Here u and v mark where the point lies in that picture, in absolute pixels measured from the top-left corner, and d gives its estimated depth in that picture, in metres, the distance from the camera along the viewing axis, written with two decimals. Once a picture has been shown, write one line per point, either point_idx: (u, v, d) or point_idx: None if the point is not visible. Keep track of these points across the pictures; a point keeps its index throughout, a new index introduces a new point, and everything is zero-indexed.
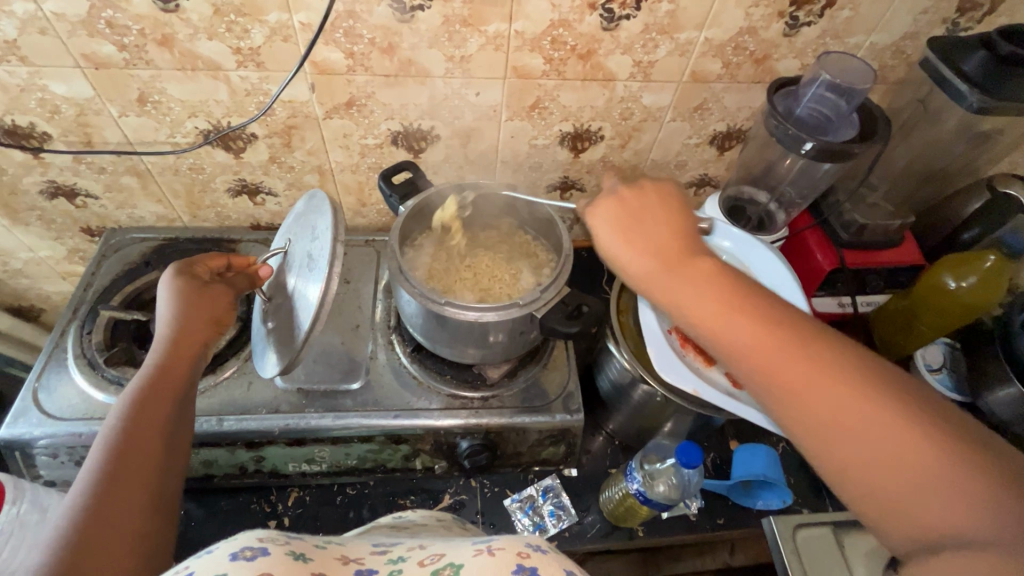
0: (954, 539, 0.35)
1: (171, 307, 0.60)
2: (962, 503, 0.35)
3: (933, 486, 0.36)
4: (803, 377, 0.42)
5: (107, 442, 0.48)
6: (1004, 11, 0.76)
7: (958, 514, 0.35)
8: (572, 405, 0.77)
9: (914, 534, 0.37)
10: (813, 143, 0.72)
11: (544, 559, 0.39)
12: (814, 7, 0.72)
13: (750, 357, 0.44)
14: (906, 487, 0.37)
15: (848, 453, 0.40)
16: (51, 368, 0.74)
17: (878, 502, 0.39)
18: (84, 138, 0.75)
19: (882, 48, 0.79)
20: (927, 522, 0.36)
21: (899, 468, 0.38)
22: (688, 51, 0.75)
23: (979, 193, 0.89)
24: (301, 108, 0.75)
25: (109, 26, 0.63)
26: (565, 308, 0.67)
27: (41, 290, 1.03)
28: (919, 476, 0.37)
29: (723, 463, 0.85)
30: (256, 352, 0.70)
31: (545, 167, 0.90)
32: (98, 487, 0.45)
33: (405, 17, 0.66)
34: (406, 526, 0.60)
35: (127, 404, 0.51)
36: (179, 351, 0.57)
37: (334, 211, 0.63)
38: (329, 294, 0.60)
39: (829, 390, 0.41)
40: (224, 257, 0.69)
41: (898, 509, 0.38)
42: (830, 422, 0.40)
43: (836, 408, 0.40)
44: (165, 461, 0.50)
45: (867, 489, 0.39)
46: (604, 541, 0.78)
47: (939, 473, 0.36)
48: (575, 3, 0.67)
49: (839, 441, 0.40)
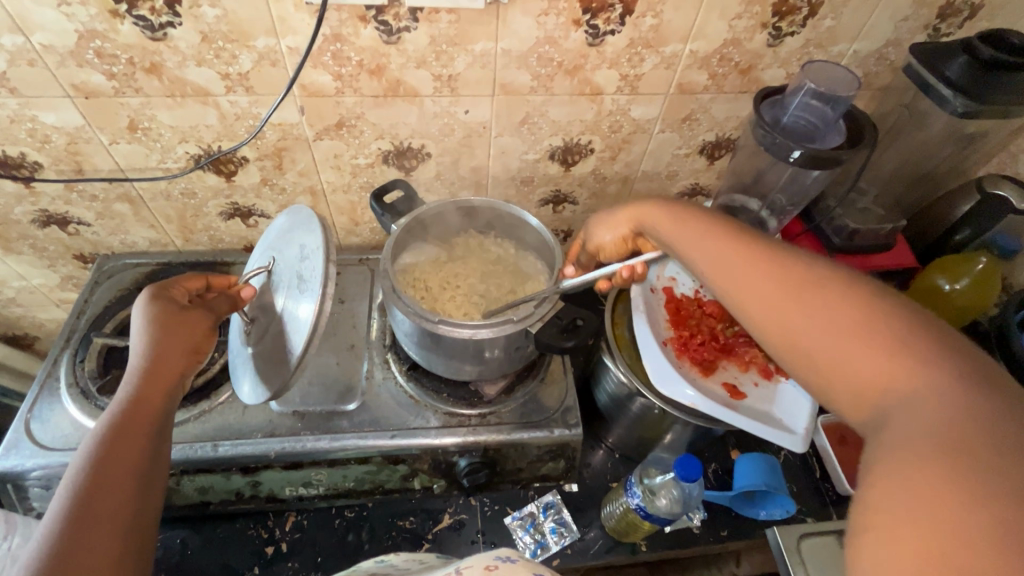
0: (887, 394, 0.39)
1: (146, 337, 0.59)
2: (892, 360, 0.39)
3: (863, 350, 0.41)
4: (756, 276, 0.49)
5: (75, 481, 0.47)
6: (984, 16, 0.77)
7: (888, 369, 0.39)
8: (570, 419, 0.76)
9: (859, 398, 0.41)
10: (801, 151, 0.72)
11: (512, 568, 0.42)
12: (797, 17, 0.73)
13: (729, 266, 0.52)
14: (843, 356, 0.42)
15: (791, 334, 0.45)
16: (44, 398, 0.73)
17: (824, 375, 0.43)
18: (75, 167, 0.75)
19: (865, 55, 0.79)
20: (866, 383, 0.40)
21: (833, 339, 0.42)
22: (673, 64, 0.76)
23: (971, 195, 0.88)
24: (291, 131, 0.75)
25: (97, 56, 0.63)
26: (560, 322, 0.67)
27: (35, 318, 1.02)
28: (855, 343, 0.41)
29: (725, 473, 0.85)
30: (235, 374, 0.70)
31: (536, 181, 0.91)
32: (67, 528, 0.44)
33: (392, 39, 0.67)
34: (384, 573, 0.58)
35: (96, 443, 0.50)
36: (153, 381, 0.57)
37: (325, 229, 0.64)
38: (323, 315, 0.60)
39: (778, 285, 0.47)
40: (202, 278, 0.69)
41: (841, 378, 0.42)
42: (778, 310, 0.47)
43: (783, 295, 0.47)
44: (139, 496, 0.49)
45: (813, 365, 0.44)
46: (607, 557, 0.77)
47: (871, 339, 0.41)
48: (560, 20, 0.68)
49: (785, 323, 0.46)
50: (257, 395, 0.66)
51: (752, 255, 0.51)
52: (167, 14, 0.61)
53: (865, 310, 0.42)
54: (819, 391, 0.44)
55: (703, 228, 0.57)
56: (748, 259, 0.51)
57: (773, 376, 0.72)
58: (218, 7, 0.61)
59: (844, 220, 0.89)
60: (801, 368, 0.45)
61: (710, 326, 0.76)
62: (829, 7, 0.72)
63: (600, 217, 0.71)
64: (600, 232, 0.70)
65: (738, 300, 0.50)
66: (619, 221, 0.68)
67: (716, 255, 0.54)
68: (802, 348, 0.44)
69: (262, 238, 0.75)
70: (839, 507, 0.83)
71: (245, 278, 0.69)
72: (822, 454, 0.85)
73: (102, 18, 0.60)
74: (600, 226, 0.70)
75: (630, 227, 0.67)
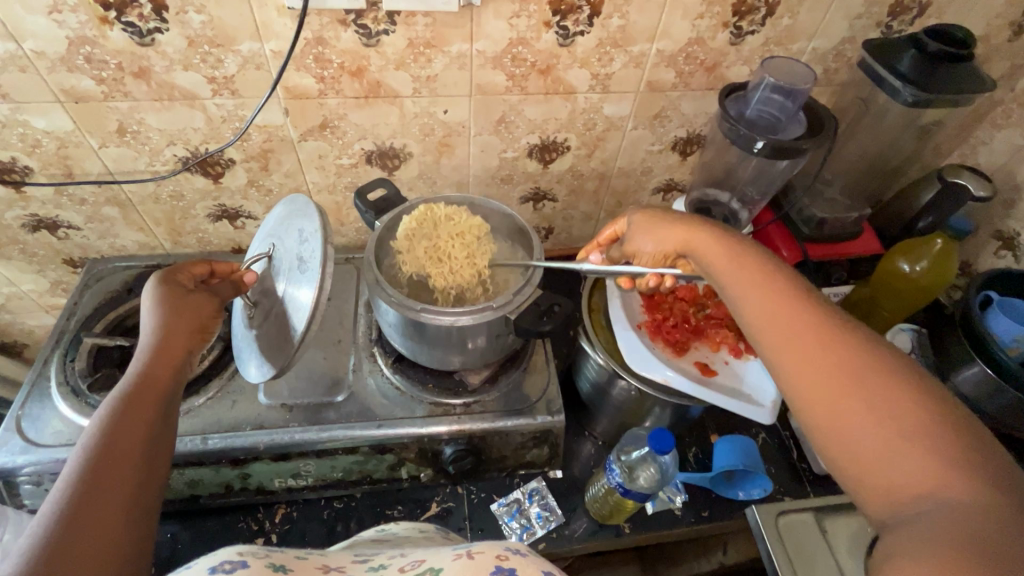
0: (926, 504, 0.36)
1: (156, 316, 0.62)
2: (943, 473, 0.36)
3: (899, 438, 0.38)
4: (809, 340, 0.45)
5: (88, 445, 0.49)
6: (932, 13, 0.82)
7: (936, 480, 0.36)
8: (553, 406, 0.79)
9: (887, 498, 0.38)
10: (764, 141, 0.76)
11: (521, 559, 0.43)
12: (756, 16, 0.77)
13: (768, 310, 0.49)
14: (888, 451, 0.38)
15: (831, 410, 0.42)
16: (35, 397, 0.75)
17: (854, 464, 0.40)
18: (65, 171, 0.77)
19: (823, 52, 0.84)
20: (903, 487, 0.37)
21: (880, 429, 0.39)
22: (642, 62, 0.79)
23: (930, 184, 0.93)
24: (276, 132, 0.78)
25: (87, 61, 0.66)
26: (537, 308, 0.70)
27: (24, 325, 1.03)
28: (905, 442, 0.38)
29: (705, 457, 0.87)
30: (241, 355, 0.72)
31: (516, 179, 0.94)
32: (79, 485, 0.45)
33: (371, 41, 0.70)
34: (385, 540, 0.60)
35: (108, 412, 0.52)
36: (160, 361, 0.58)
37: (321, 215, 0.66)
38: (324, 294, 0.63)
39: (823, 346, 0.44)
40: (206, 263, 0.70)
41: (876, 472, 0.39)
42: (825, 382, 0.43)
43: (826, 356, 0.44)
44: (146, 463, 0.51)
45: (845, 448, 0.40)
46: (591, 540, 0.79)
47: (922, 442, 0.38)
48: (531, 22, 0.72)
49: (827, 398, 0.42)
50: (260, 375, 0.68)
51: (808, 316, 0.46)
52: (155, 20, 0.64)
53: (928, 413, 0.39)
54: (841, 476, 0.41)
55: (763, 274, 0.52)
56: (803, 321, 0.46)
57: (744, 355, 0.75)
58: (204, 13, 0.64)
59: (812, 210, 0.93)
60: (828, 449, 0.42)
61: (683, 310, 0.79)
62: (786, 7, 0.77)
63: (647, 222, 0.64)
64: (641, 240, 0.64)
65: (778, 357, 0.46)
66: (667, 237, 0.61)
67: (768, 306, 0.49)
68: (837, 419, 0.41)
69: (261, 228, 0.77)
70: (816, 486, 0.85)
71: (246, 263, 0.71)
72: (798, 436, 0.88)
73: (92, 24, 0.63)
74: (644, 233, 0.64)
75: (679, 247, 0.60)
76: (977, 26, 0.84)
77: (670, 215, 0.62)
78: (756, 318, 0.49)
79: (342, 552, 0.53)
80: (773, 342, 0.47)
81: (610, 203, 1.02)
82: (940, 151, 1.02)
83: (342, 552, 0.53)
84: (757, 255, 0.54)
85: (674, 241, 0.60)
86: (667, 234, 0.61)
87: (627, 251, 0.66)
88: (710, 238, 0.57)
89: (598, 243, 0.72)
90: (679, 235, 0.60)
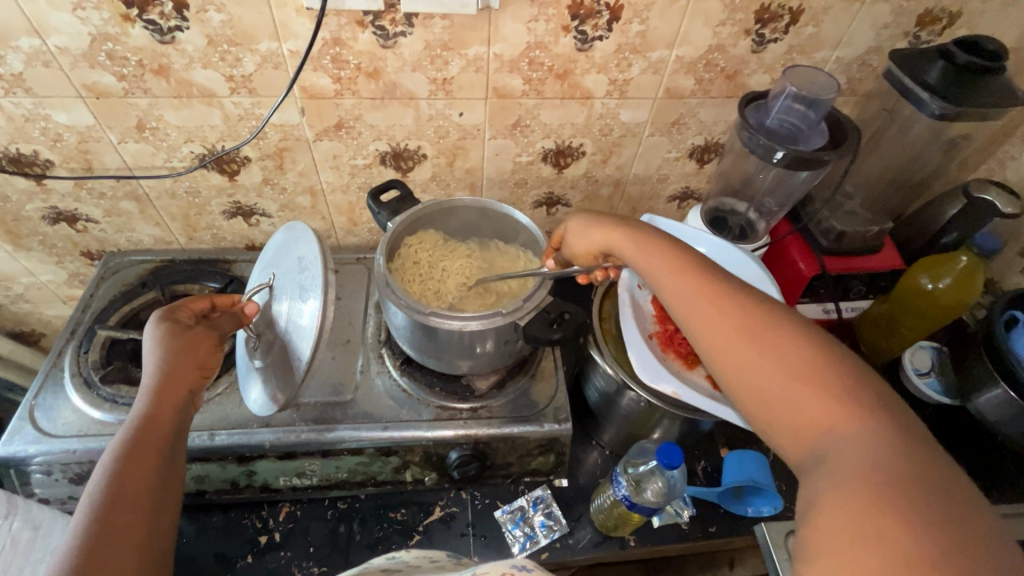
0: (832, 440, 0.39)
1: (156, 357, 0.60)
2: (843, 409, 0.40)
3: (792, 382, 0.42)
4: (705, 309, 0.49)
5: (95, 495, 0.48)
6: (963, 24, 0.79)
7: (837, 415, 0.40)
8: (560, 414, 0.77)
9: (801, 442, 0.41)
10: (784, 152, 0.74)
11: (527, 575, 0.40)
12: (779, 24, 0.75)
13: (674, 284, 0.53)
14: (790, 397, 0.42)
15: (744, 371, 0.45)
16: (49, 388, 0.76)
17: (769, 413, 0.43)
18: (85, 165, 0.78)
19: (848, 62, 0.82)
20: (812, 427, 0.40)
21: (787, 381, 0.42)
22: (661, 68, 0.78)
23: (957, 199, 0.90)
24: (292, 131, 0.78)
25: (109, 58, 0.67)
26: (547, 316, 0.69)
27: (42, 315, 1.05)
28: (812, 388, 0.41)
29: (714, 471, 0.85)
30: (246, 386, 0.71)
31: (529, 183, 0.93)
32: (89, 538, 0.45)
33: (389, 43, 0.70)
34: (397, 569, 0.56)
35: (112, 460, 0.51)
36: (163, 401, 0.58)
37: (320, 240, 0.66)
38: (327, 318, 0.62)
39: (730, 314, 0.47)
40: (207, 298, 0.70)
41: (777, 411, 0.42)
42: (726, 346, 0.46)
43: (735, 328, 0.46)
44: (154, 508, 0.50)
45: (759, 401, 0.43)
46: (595, 551, 0.78)
47: (820, 382, 0.41)
48: (550, 26, 0.71)
49: (740, 359, 0.45)
50: (267, 405, 0.68)
51: (716, 296, 0.49)
52: (176, 18, 0.64)
53: (819, 358, 0.42)
54: (757, 425, 0.44)
55: (673, 257, 0.55)
56: (713, 296, 0.49)
57: None
58: (224, 12, 0.64)
59: (831, 222, 0.91)
60: (746, 403, 0.45)
61: None
62: (811, 15, 0.75)
63: (581, 226, 0.68)
64: (578, 243, 0.68)
65: (691, 326, 0.49)
66: (594, 239, 0.65)
67: (678, 284, 0.52)
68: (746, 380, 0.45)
69: (260, 259, 0.77)
70: None
71: (248, 295, 0.70)
72: None
73: (114, 22, 0.64)
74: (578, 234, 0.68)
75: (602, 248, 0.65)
76: (1009, 38, 0.82)
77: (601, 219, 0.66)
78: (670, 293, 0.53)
79: None
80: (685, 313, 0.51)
81: (624, 209, 1.01)
82: (966, 164, 0.99)
83: None
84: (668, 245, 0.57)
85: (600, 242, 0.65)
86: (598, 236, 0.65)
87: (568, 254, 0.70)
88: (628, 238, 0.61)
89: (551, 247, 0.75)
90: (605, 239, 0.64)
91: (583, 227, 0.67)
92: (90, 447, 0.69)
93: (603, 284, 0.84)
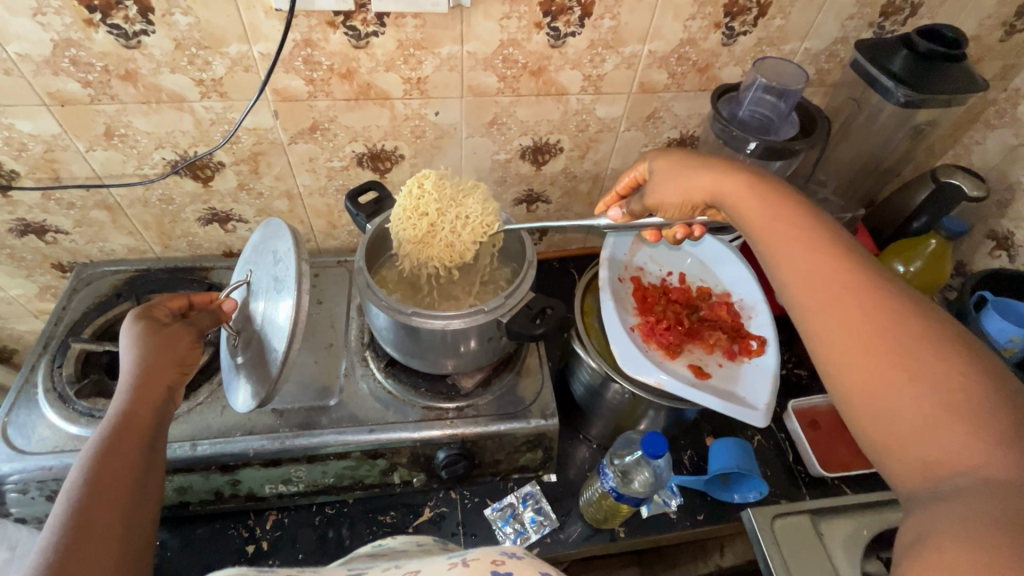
0: (964, 480, 0.35)
1: (135, 353, 0.59)
2: (992, 451, 0.34)
3: (922, 406, 0.38)
4: (830, 299, 0.44)
5: (75, 488, 0.48)
6: (924, 14, 0.82)
7: (982, 456, 0.34)
8: (547, 409, 0.78)
9: (922, 470, 0.37)
10: (757, 143, 0.76)
11: (520, 563, 0.43)
12: (747, 17, 0.77)
13: (797, 264, 0.48)
14: (922, 423, 0.37)
15: (875, 385, 0.40)
16: (21, 404, 0.74)
17: (894, 434, 0.39)
18: (52, 174, 0.76)
19: (816, 52, 0.83)
20: (943, 461, 0.36)
21: (925, 405, 0.38)
22: (634, 63, 0.79)
23: (925, 184, 0.93)
24: (266, 135, 0.78)
25: (72, 64, 0.65)
26: (529, 311, 0.69)
27: (13, 330, 1.02)
28: (957, 420, 0.36)
29: (701, 459, 0.87)
30: (230, 386, 0.70)
31: (508, 180, 0.93)
32: (65, 534, 0.44)
33: (361, 44, 0.69)
34: (382, 554, 0.57)
35: (91, 454, 0.50)
36: (143, 397, 0.57)
37: (293, 233, 0.65)
38: (302, 311, 0.62)
39: (863, 310, 0.42)
40: (183, 296, 0.68)
41: (899, 434, 0.39)
42: (849, 346, 0.42)
43: (863, 327, 0.42)
44: (133, 505, 0.50)
45: (882, 420, 0.40)
46: (585, 544, 0.78)
47: (962, 411, 0.36)
48: (522, 23, 0.71)
49: (871, 370, 0.40)
50: (247, 403, 0.66)
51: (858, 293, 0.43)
52: (141, 22, 0.63)
53: (969, 381, 0.37)
54: (873, 445, 0.41)
55: (813, 240, 0.48)
56: (844, 284, 0.44)
57: (737, 357, 0.75)
58: (190, 15, 0.63)
59: None
60: (865, 420, 0.41)
61: (675, 312, 0.79)
62: (778, 7, 0.76)
63: (673, 171, 0.63)
64: (666, 190, 0.63)
65: (816, 319, 0.45)
66: (694, 186, 0.60)
67: (811, 270, 0.46)
68: (869, 391, 0.40)
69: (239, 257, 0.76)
70: (811, 488, 0.85)
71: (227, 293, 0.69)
72: (794, 438, 0.88)
73: (77, 27, 0.62)
74: (666, 182, 0.63)
75: (707, 198, 0.60)
76: (969, 26, 0.84)
77: (695, 163, 0.61)
78: (788, 274, 0.48)
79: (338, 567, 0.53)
80: (805, 298, 0.46)
81: None
82: (933, 150, 1.02)
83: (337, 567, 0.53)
84: (802, 212, 0.51)
85: (704, 188, 0.59)
86: (695, 180, 0.60)
87: (650, 203, 0.66)
88: (740, 191, 0.56)
89: (615, 195, 0.72)
90: (710, 184, 0.59)
91: (674, 165, 0.63)
92: (66, 463, 0.67)
93: (585, 278, 0.84)
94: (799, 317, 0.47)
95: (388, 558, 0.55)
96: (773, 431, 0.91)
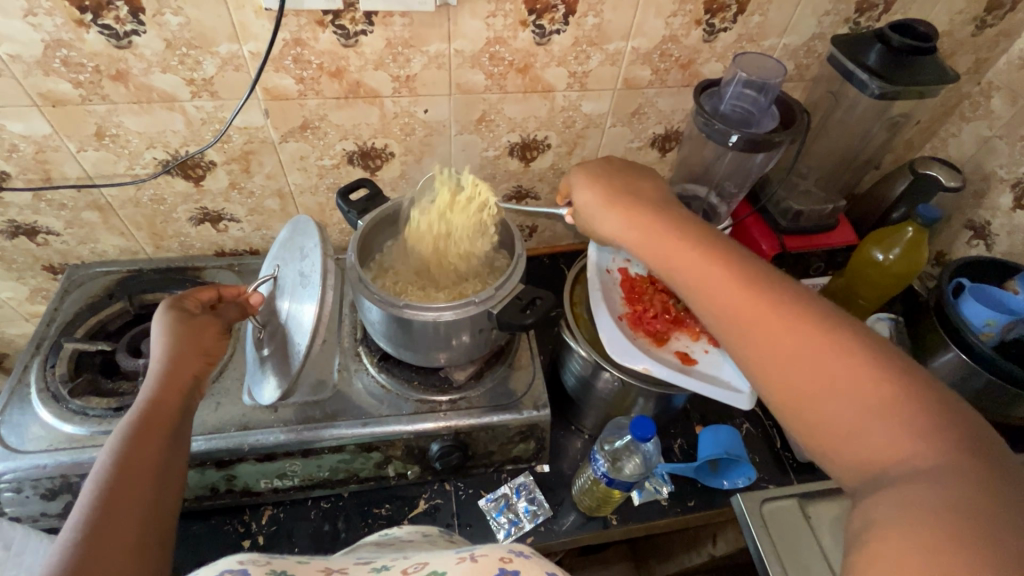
0: (898, 470, 0.39)
1: (166, 344, 0.61)
2: (916, 443, 0.39)
3: (853, 409, 0.42)
4: (754, 320, 0.49)
5: (100, 479, 0.49)
6: (898, 9, 0.84)
7: (910, 448, 0.39)
8: (539, 400, 0.79)
9: (861, 469, 0.41)
10: (738, 135, 0.77)
11: (524, 561, 0.44)
12: (727, 14, 0.79)
13: (717, 290, 0.52)
14: (856, 425, 0.42)
15: (810, 394, 0.44)
16: (14, 404, 0.74)
17: (830, 438, 0.43)
18: (44, 175, 0.77)
19: (795, 48, 0.86)
20: (880, 458, 0.40)
21: (856, 408, 0.42)
22: (618, 60, 0.81)
23: (903, 175, 0.95)
24: (257, 134, 0.79)
25: (63, 65, 0.66)
26: (520, 302, 0.70)
27: (4, 333, 1.02)
28: (883, 423, 0.40)
29: (691, 447, 0.88)
30: (255, 380, 0.71)
31: (497, 177, 0.95)
32: (92, 516, 0.46)
33: (350, 42, 0.71)
34: (388, 544, 0.58)
35: (121, 439, 0.52)
36: (171, 386, 0.58)
37: (321, 231, 0.66)
38: (326, 309, 0.62)
39: (786, 325, 0.47)
40: (214, 288, 0.69)
41: (838, 436, 0.43)
42: (779, 360, 0.46)
43: (783, 343, 0.47)
44: (158, 491, 0.51)
45: (820, 426, 0.43)
46: (579, 533, 0.80)
47: (884, 410, 0.41)
48: (508, 21, 0.73)
49: (804, 381, 0.45)
50: (273, 394, 0.67)
51: (775, 314, 0.48)
52: (131, 22, 0.64)
53: (886, 382, 0.42)
54: (815, 449, 0.45)
55: (727, 265, 0.53)
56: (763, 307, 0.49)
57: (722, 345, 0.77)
58: (181, 15, 0.64)
59: (788, 203, 0.95)
60: (805, 427, 0.45)
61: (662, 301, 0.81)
62: (757, 4, 0.78)
63: (600, 210, 0.65)
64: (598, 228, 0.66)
65: (744, 344, 0.49)
66: (617, 228, 0.63)
67: (730, 296, 0.51)
68: (804, 400, 0.45)
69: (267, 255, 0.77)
70: (799, 473, 0.87)
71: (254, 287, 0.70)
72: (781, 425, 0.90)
73: (68, 27, 0.63)
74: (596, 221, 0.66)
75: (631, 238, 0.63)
76: (941, 22, 0.87)
77: (616, 203, 0.64)
78: (711, 302, 0.52)
79: (345, 556, 0.54)
80: (730, 322, 0.50)
81: None
82: (912, 143, 1.04)
83: (344, 556, 0.54)
84: (709, 242, 0.56)
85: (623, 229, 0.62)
86: (616, 223, 0.63)
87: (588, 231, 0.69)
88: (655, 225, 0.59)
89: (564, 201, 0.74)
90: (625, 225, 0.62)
91: (598, 207, 0.65)
92: (61, 462, 0.68)
93: (574, 269, 0.86)
94: (730, 338, 0.51)
95: (394, 548, 0.56)
96: (761, 419, 0.93)
